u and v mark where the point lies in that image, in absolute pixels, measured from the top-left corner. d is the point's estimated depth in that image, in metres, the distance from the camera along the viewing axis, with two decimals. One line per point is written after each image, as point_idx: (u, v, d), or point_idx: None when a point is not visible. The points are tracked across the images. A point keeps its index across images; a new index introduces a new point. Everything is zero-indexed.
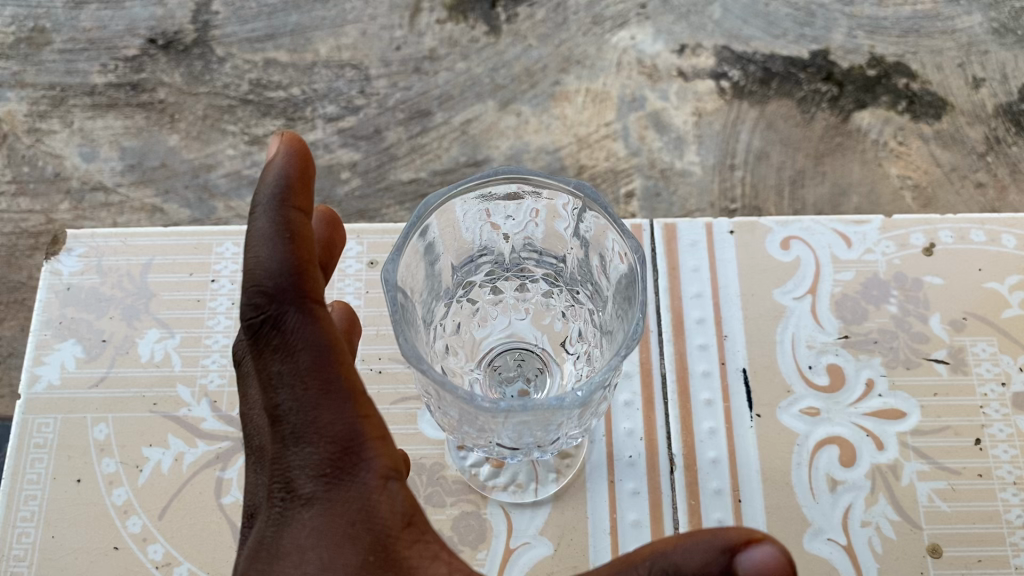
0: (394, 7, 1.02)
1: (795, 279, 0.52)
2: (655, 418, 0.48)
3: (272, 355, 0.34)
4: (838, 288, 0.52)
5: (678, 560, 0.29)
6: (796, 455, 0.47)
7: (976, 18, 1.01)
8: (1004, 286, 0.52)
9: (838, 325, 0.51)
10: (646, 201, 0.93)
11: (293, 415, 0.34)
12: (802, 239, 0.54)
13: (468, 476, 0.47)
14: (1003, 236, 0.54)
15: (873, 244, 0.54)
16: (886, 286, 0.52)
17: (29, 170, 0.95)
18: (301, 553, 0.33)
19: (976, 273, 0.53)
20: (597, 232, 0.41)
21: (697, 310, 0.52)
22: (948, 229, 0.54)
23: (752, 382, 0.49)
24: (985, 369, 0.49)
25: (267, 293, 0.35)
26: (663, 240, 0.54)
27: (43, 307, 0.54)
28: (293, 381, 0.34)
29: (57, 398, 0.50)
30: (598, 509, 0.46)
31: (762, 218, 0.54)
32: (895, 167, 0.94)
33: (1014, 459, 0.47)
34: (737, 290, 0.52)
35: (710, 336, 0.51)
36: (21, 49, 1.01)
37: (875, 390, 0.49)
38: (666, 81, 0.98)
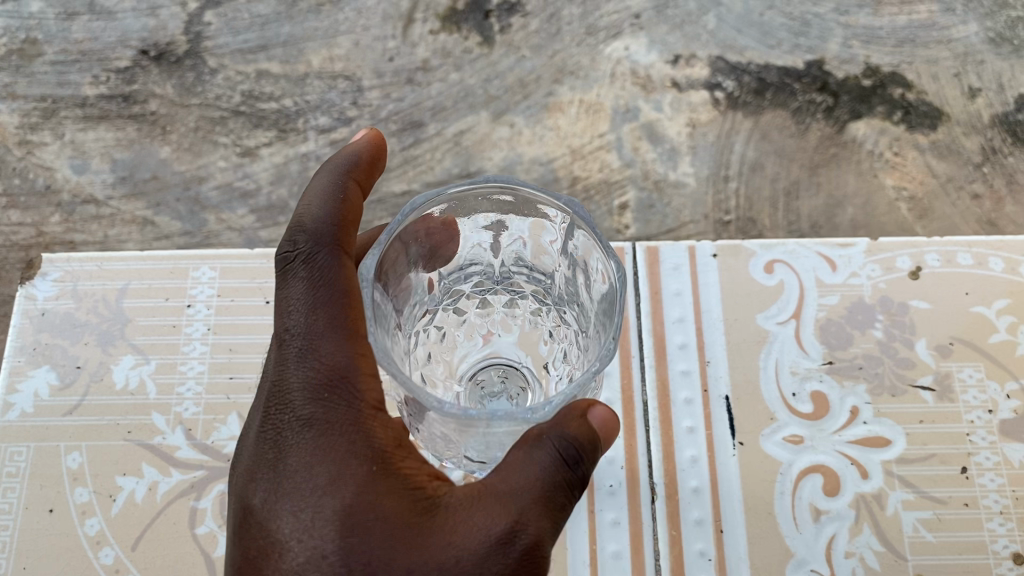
0: (388, 18, 1.01)
1: (779, 304, 0.57)
2: (637, 446, 0.53)
3: (291, 287, 0.39)
4: (823, 313, 0.57)
5: (576, 433, 0.36)
6: (780, 484, 0.52)
7: (972, 27, 1.01)
8: (991, 310, 0.57)
9: (822, 352, 0.56)
10: (640, 212, 0.93)
11: (300, 342, 0.39)
12: (785, 262, 0.59)
13: None
14: (990, 259, 0.59)
15: (859, 267, 0.59)
16: (871, 310, 0.57)
17: (19, 182, 0.95)
18: (311, 468, 0.37)
19: (964, 297, 0.57)
20: (583, 254, 0.41)
21: (680, 335, 0.57)
22: (935, 253, 0.59)
23: (734, 408, 0.54)
24: (973, 397, 0.54)
25: (310, 233, 0.41)
26: (648, 264, 0.59)
27: (18, 332, 0.57)
28: (308, 311, 0.39)
29: (31, 426, 0.54)
30: (578, 542, 0.50)
31: (746, 242, 0.59)
32: (891, 178, 0.93)
33: (1000, 487, 0.51)
34: (720, 315, 0.57)
35: (693, 362, 0.56)
36: (13, 61, 1.00)
37: (860, 417, 0.53)
38: (660, 92, 0.98)
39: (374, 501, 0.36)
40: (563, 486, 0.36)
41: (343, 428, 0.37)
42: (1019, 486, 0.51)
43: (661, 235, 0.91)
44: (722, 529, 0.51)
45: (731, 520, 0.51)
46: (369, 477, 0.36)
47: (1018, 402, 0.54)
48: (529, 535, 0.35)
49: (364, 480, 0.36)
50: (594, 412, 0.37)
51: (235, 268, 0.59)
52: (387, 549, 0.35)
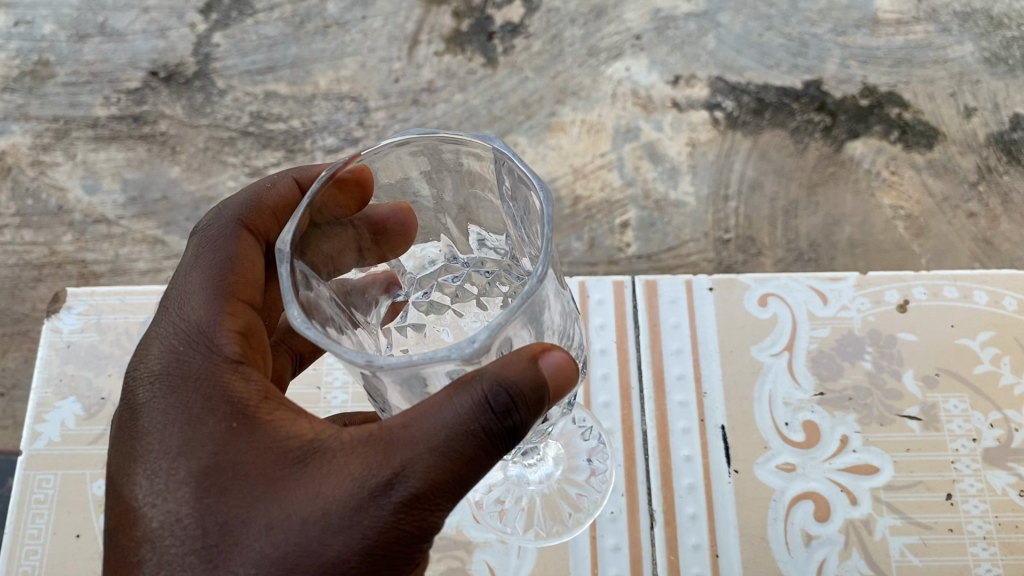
0: (393, 40, 1.04)
1: (772, 336, 0.60)
2: (636, 474, 0.55)
3: (182, 267, 0.41)
4: (814, 345, 0.59)
5: (502, 369, 0.32)
6: (773, 510, 0.53)
7: (967, 47, 1.03)
8: (976, 342, 0.59)
9: (814, 384, 0.58)
10: (641, 231, 0.93)
11: (174, 311, 0.39)
12: (778, 296, 0.61)
13: (452, 532, 0.53)
14: (975, 292, 0.61)
15: (849, 300, 0.61)
16: (861, 342, 0.59)
17: (32, 203, 0.97)
18: (166, 431, 0.36)
19: (949, 329, 0.59)
20: (513, 187, 0.37)
21: (677, 366, 0.59)
22: (921, 286, 0.61)
23: (729, 436, 0.56)
24: (957, 426, 0.55)
25: (210, 219, 0.43)
26: (646, 296, 0.62)
27: (44, 363, 0.59)
28: (186, 284, 0.40)
29: (57, 455, 0.56)
30: (580, 564, 0.52)
31: (740, 276, 0.62)
32: (888, 198, 0.94)
33: (984, 513, 0.53)
34: (715, 347, 0.60)
35: (689, 393, 0.58)
36: (25, 83, 1.02)
37: (850, 445, 0.55)
38: (661, 112, 0.99)
39: (233, 457, 0.34)
40: (475, 436, 0.32)
41: (205, 386, 0.36)
42: (1002, 512, 0.53)
43: (662, 253, 0.92)
44: (718, 554, 0.52)
45: (726, 546, 0.53)
46: (229, 432, 0.35)
47: (1001, 430, 0.55)
48: (405, 487, 0.32)
49: (223, 437, 0.35)
50: (544, 356, 0.34)
51: None
52: (243, 501, 0.33)
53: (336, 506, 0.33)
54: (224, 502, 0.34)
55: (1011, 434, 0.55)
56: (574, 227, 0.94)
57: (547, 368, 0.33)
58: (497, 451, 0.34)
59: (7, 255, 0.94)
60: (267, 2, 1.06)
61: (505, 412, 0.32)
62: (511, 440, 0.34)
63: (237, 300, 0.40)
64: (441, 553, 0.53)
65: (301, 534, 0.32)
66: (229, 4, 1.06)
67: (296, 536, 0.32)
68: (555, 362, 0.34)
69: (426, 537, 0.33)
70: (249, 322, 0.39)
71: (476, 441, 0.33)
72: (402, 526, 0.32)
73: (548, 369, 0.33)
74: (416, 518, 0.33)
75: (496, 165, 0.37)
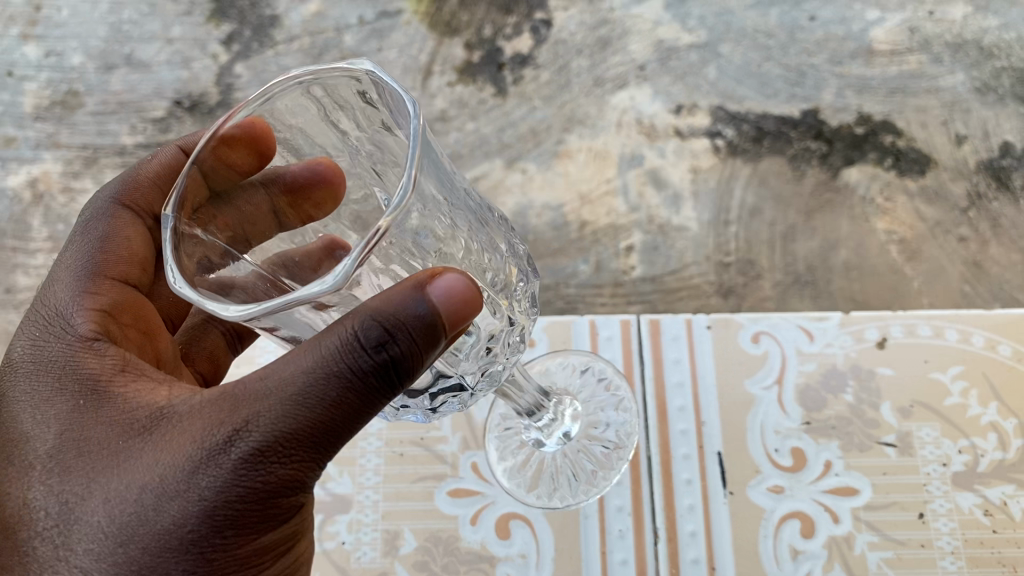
0: (408, 70, 1.08)
1: (764, 371, 0.68)
2: (642, 496, 0.64)
3: (56, 264, 0.51)
4: (802, 379, 0.67)
5: (380, 305, 0.38)
6: (764, 527, 0.61)
7: (958, 77, 1.04)
8: (946, 375, 0.66)
9: (801, 414, 0.66)
10: (645, 254, 0.97)
11: (45, 307, 0.49)
12: (769, 333, 0.69)
13: (478, 547, 0.62)
14: (946, 330, 0.68)
15: (834, 338, 0.69)
16: (844, 375, 0.67)
17: (63, 227, 1.01)
18: (34, 409, 0.44)
19: (923, 364, 0.67)
20: (397, 117, 0.42)
21: (679, 398, 0.68)
22: (898, 325, 0.69)
23: (725, 462, 0.64)
24: (929, 452, 0.63)
25: (82, 214, 0.53)
26: (651, 333, 0.71)
27: None
28: (57, 278, 0.50)
29: None
30: (592, 572, 0.61)
31: (736, 316, 0.70)
32: (882, 223, 0.96)
33: (952, 530, 0.60)
34: (713, 380, 0.68)
35: (689, 422, 0.66)
36: (56, 112, 1.08)
37: (832, 469, 0.63)
38: (664, 140, 1.03)
39: (83, 431, 0.43)
40: (337, 378, 0.39)
41: (60, 370, 0.45)
42: (969, 530, 0.60)
43: (666, 276, 0.96)
44: (715, 568, 0.61)
45: (722, 560, 0.61)
46: (84, 411, 0.43)
47: (969, 456, 0.63)
48: (236, 446, 0.39)
49: (76, 415, 0.43)
50: (434, 284, 0.38)
51: None
52: (92, 472, 0.41)
53: (169, 466, 0.40)
54: (72, 476, 0.42)
55: (977, 459, 0.63)
56: (581, 251, 0.98)
57: (437, 299, 0.38)
58: (378, 389, 0.39)
59: (40, 278, 0.98)
60: (286, 34, 1.11)
61: (375, 347, 0.38)
62: (393, 378, 0.39)
63: (104, 279, 0.50)
64: (466, 565, 0.62)
65: (141, 495, 0.40)
66: (250, 36, 1.11)
67: (140, 498, 0.40)
68: (447, 285, 0.38)
69: (269, 483, 0.40)
70: (113, 300, 0.49)
71: (338, 383, 0.39)
72: (241, 474, 0.40)
73: (437, 294, 0.38)
74: (260, 467, 0.40)
75: (382, 97, 0.42)
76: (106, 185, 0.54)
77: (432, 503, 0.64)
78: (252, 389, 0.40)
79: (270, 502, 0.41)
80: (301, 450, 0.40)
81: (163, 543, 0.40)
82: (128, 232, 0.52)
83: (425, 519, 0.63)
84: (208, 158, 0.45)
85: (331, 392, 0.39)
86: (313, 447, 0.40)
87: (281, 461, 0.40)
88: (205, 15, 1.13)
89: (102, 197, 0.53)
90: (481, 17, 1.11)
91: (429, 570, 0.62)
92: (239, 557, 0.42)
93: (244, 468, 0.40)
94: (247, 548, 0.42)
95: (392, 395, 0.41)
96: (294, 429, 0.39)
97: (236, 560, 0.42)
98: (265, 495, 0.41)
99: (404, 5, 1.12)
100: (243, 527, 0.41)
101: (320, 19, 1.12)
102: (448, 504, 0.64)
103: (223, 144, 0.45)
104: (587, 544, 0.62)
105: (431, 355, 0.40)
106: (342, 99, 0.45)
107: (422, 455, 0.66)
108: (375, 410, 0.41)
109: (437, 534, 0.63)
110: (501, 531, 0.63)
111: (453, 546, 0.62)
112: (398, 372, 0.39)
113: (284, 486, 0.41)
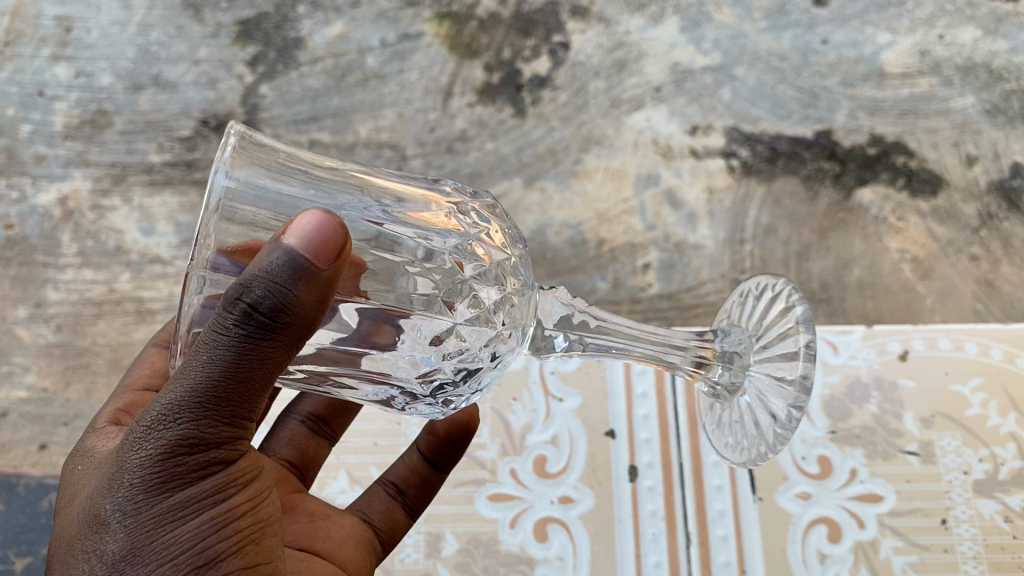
0: (428, 91, 1.11)
1: None
2: (673, 501, 0.69)
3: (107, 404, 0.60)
4: (827, 390, 0.72)
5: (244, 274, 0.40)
6: (792, 532, 0.67)
7: (969, 99, 1.05)
8: (966, 388, 0.71)
9: (827, 423, 0.71)
10: (661, 271, 0.99)
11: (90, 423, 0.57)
12: None
13: (518, 550, 0.68)
14: (965, 344, 0.73)
15: (857, 351, 0.74)
16: (867, 388, 0.72)
17: (92, 243, 1.04)
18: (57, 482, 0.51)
19: (944, 375, 0.72)
20: (264, 159, 0.44)
21: None
22: (920, 339, 0.74)
23: (755, 470, 0.70)
24: (951, 460, 0.68)
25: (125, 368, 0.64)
26: None
27: None
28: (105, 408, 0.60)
29: None
30: (627, 568, 0.67)
31: None
32: (895, 242, 0.98)
33: (973, 536, 0.66)
34: None
35: None
36: (86, 130, 1.11)
37: (858, 476, 0.68)
38: (679, 160, 1.05)
39: (74, 479, 0.47)
40: (210, 340, 0.39)
41: (76, 448, 0.51)
42: (990, 535, 0.66)
43: (682, 293, 0.98)
44: (745, 571, 0.66)
45: (751, 563, 0.66)
46: (79, 465, 0.48)
47: (989, 465, 0.68)
48: (136, 428, 0.41)
49: (73, 470, 0.48)
50: (289, 232, 0.39)
51: None
52: (69, 508, 0.45)
53: (105, 469, 0.43)
54: (59, 511, 0.46)
55: (997, 468, 0.68)
56: (599, 268, 1.00)
57: (294, 241, 0.39)
58: (249, 333, 0.39)
59: (69, 293, 1.01)
60: (310, 55, 1.14)
61: (234, 298, 0.39)
62: (265, 322, 0.39)
63: (134, 390, 0.59)
64: (506, 567, 0.67)
65: (85, 502, 0.43)
66: (275, 57, 1.14)
67: (86, 506, 0.42)
68: (305, 226, 0.39)
69: (167, 451, 0.40)
70: (134, 401, 0.58)
71: (205, 342, 0.39)
72: (140, 448, 0.41)
73: (293, 237, 0.39)
74: (150, 437, 0.40)
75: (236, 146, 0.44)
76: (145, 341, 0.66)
77: (473, 507, 0.69)
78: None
79: (178, 473, 0.41)
80: (180, 409, 0.40)
81: (93, 537, 0.41)
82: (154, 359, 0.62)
83: (467, 522, 0.69)
84: None
85: (197, 355, 0.39)
86: (195, 406, 0.40)
87: (165, 425, 0.40)
88: (231, 37, 1.16)
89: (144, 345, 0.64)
90: (500, 39, 1.13)
91: (471, 571, 0.67)
92: (163, 537, 0.41)
93: (142, 443, 0.41)
94: (175, 527, 0.41)
95: (277, 342, 0.39)
96: (172, 394, 0.40)
97: (161, 543, 0.41)
98: (166, 467, 0.40)
99: (425, 27, 1.15)
100: (157, 506, 0.41)
101: (343, 42, 1.14)
102: (487, 508, 0.69)
103: None
104: (621, 549, 0.68)
105: (301, 292, 0.39)
106: (265, 160, 0.44)
107: (462, 462, 0.71)
108: (260, 359, 0.40)
109: (478, 536, 0.68)
110: (539, 534, 0.68)
111: (493, 548, 0.68)
112: (267, 315, 0.39)
113: (189, 454, 0.40)
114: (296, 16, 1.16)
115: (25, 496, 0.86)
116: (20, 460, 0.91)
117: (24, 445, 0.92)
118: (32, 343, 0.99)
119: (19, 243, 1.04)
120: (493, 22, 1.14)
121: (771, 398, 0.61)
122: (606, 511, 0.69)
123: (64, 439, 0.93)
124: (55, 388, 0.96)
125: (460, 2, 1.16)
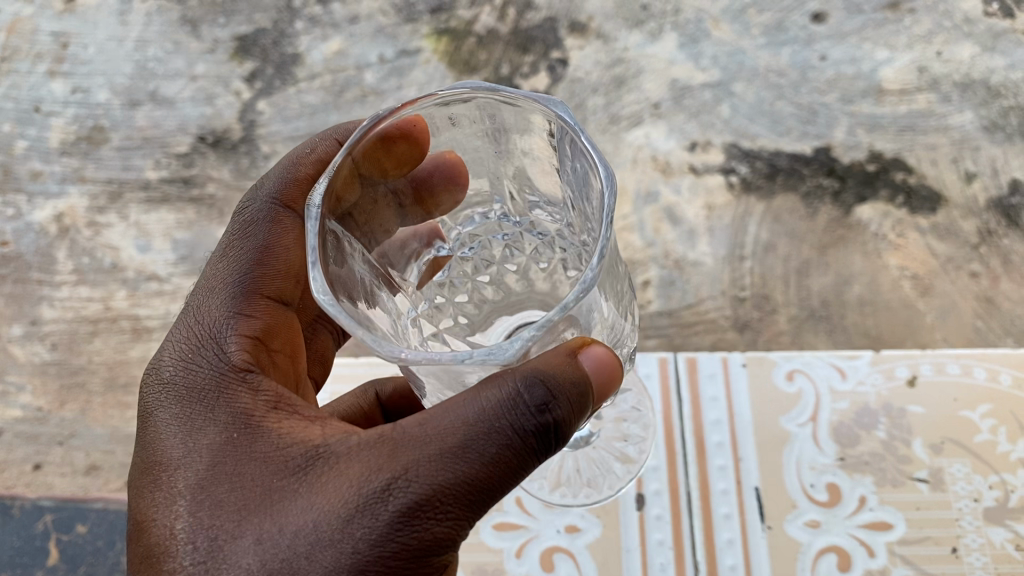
0: None
1: (798, 408, 0.73)
2: (681, 529, 0.69)
3: (199, 298, 0.51)
4: (835, 416, 0.72)
5: (540, 364, 0.40)
6: (802, 561, 0.66)
7: (967, 115, 1.05)
8: (975, 414, 0.71)
9: (836, 450, 0.71)
10: (661, 288, 0.98)
11: (196, 329, 0.49)
12: (803, 373, 0.75)
13: None
14: (973, 369, 0.73)
15: (864, 376, 0.74)
16: (875, 413, 0.72)
17: (88, 260, 1.03)
18: (185, 441, 0.45)
19: (953, 402, 0.72)
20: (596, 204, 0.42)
21: (717, 434, 0.73)
22: (928, 364, 0.74)
23: (763, 497, 0.69)
24: (961, 487, 0.68)
25: (234, 221, 0.54)
26: (687, 370, 0.76)
27: None
28: (206, 292, 0.51)
29: None
30: None
31: (769, 354, 0.76)
32: (894, 258, 0.97)
33: (984, 564, 0.65)
34: (749, 417, 0.73)
35: (727, 457, 0.72)
36: (82, 147, 1.11)
37: (867, 504, 0.68)
38: (678, 176, 1.05)
39: (242, 470, 0.43)
40: (506, 431, 0.40)
41: (213, 401, 0.46)
42: (1002, 563, 0.65)
43: (682, 310, 0.96)
44: None
45: None
46: (237, 445, 0.44)
47: (999, 492, 0.68)
48: (398, 494, 0.40)
49: (225, 445, 0.44)
50: (586, 352, 0.41)
51: (345, 375, 0.75)
52: (236, 508, 0.42)
53: (328, 510, 0.40)
54: (224, 512, 0.42)
55: (1007, 495, 0.68)
56: None
57: (587, 365, 0.41)
58: (532, 450, 0.41)
59: (65, 311, 1.01)
60: (308, 71, 1.13)
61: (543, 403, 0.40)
62: (550, 442, 0.41)
63: (257, 296, 0.50)
64: None
65: (295, 538, 0.40)
66: (272, 73, 1.13)
67: (287, 541, 0.40)
68: (599, 356, 0.41)
69: (422, 541, 0.40)
70: (269, 323, 0.50)
71: (501, 438, 0.40)
72: (395, 528, 0.40)
73: (588, 364, 0.41)
74: (415, 521, 0.40)
75: (553, 132, 0.44)
76: (263, 182, 0.54)
77: (478, 536, 0.69)
78: (411, 436, 0.41)
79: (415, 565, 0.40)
80: (455, 506, 0.40)
81: None
82: (286, 241, 0.52)
83: (473, 550, 0.68)
84: (367, 157, 0.45)
85: (486, 444, 0.40)
86: (465, 504, 0.40)
87: (436, 517, 0.40)
88: (228, 53, 1.15)
89: (265, 197, 0.53)
90: (499, 55, 1.13)
91: None
92: None
93: (400, 516, 0.40)
94: None
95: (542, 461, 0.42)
96: (451, 479, 0.40)
97: None
98: (413, 559, 0.40)
99: (423, 43, 1.14)
100: None
101: (341, 58, 1.14)
102: (491, 537, 0.69)
103: (388, 138, 0.45)
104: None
105: (574, 425, 0.42)
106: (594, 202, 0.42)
107: None
108: (521, 476, 0.42)
109: (483, 566, 0.68)
110: (544, 564, 0.68)
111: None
112: (556, 436, 0.41)
113: (428, 554, 0.41)
114: (294, 32, 1.16)
115: (20, 518, 0.85)
116: (14, 480, 0.90)
117: (19, 465, 0.91)
118: (27, 362, 0.98)
119: (15, 261, 1.04)
120: (491, 39, 1.14)
121: (609, 479, 0.71)
122: (611, 540, 0.69)
123: (59, 459, 0.91)
124: (50, 407, 0.95)
125: (458, 19, 1.16)
